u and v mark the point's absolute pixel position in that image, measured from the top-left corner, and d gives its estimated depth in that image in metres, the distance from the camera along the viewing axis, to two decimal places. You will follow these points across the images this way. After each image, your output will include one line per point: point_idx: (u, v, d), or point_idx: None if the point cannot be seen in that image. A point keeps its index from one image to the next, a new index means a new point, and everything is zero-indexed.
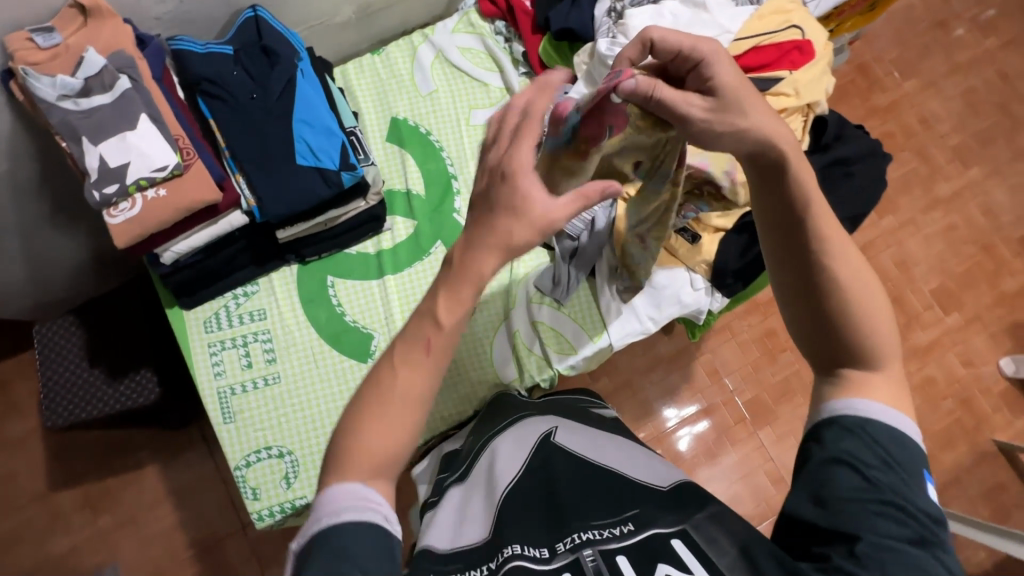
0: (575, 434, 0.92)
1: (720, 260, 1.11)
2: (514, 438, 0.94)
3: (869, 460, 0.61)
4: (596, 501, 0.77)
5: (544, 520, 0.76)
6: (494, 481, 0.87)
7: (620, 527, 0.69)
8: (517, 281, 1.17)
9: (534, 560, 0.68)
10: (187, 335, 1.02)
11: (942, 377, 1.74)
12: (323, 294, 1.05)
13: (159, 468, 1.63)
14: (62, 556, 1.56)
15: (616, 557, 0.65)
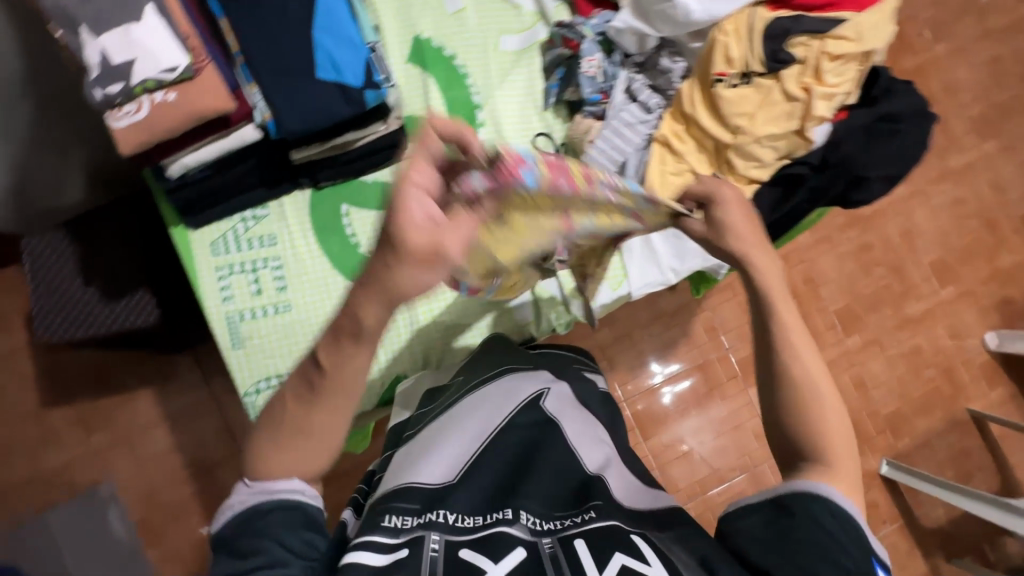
0: (561, 404, 0.90)
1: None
2: (503, 391, 0.90)
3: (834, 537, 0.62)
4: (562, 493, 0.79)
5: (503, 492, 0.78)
6: (470, 433, 0.85)
7: (582, 515, 0.73)
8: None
9: (491, 527, 0.71)
10: (193, 255, 0.97)
11: (928, 347, 1.80)
12: (337, 223, 1.01)
13: (154, 391, 1.62)
14: (56, 471, 1.56)
15: (573, 541, 0.68)
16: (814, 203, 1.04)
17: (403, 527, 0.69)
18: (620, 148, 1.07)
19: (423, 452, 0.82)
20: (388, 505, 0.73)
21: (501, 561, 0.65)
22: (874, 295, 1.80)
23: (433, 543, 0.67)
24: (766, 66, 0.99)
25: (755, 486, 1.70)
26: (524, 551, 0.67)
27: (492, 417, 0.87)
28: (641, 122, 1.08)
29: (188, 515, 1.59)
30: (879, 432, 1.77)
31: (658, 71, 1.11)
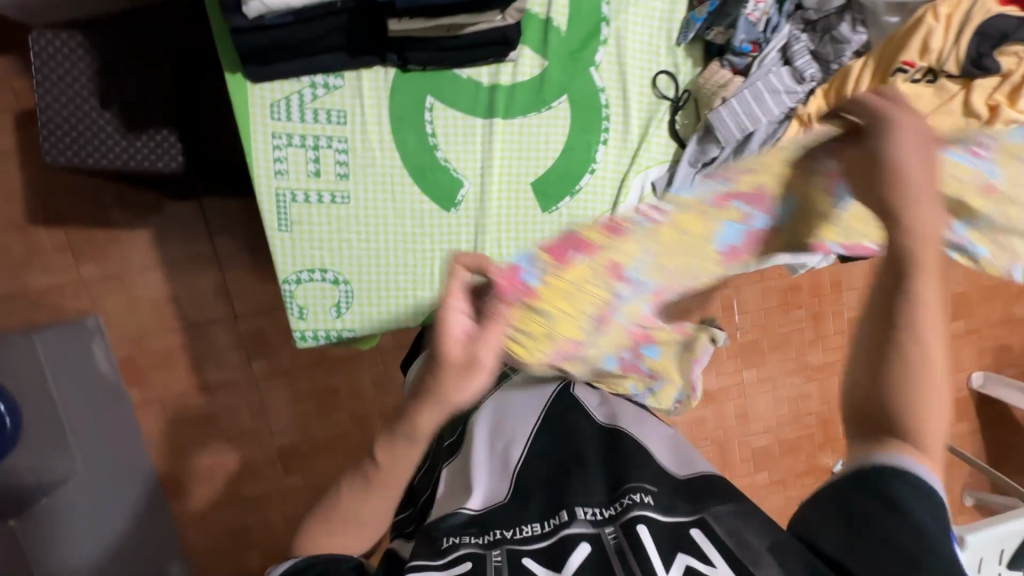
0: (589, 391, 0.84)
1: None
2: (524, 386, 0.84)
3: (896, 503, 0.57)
4: (594, 469, 0.71)
5: (553, 482, 0.70)
6: (508, 436, 0.77)
7: (636, 495, 0.65)
8: (637, 169, 1.03)
9: (550, 533, 0.63)
10: (249, 113, 0.88)
11: None
12: (417, 117, 0.94)
13: (154, 234, 1.51)
14: (40, 292, 1.49)
15: (637, 526, 0.61)
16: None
17: (461, 542, 0.63)
18: (753, 116, 1.00)
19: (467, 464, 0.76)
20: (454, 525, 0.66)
21: (567, 566, 0.59)
22: None
23: (497, 556, 0.61)
24: (961, 69, 0.95)
25: (720, 457, 1.79)
26: (588, 546, 0.61)
27: (528, 418, 0.78)
28: (787, 93, 1.02)
29: (174, 365, 1.57)
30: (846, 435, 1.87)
31: (832, 38, 1.02)
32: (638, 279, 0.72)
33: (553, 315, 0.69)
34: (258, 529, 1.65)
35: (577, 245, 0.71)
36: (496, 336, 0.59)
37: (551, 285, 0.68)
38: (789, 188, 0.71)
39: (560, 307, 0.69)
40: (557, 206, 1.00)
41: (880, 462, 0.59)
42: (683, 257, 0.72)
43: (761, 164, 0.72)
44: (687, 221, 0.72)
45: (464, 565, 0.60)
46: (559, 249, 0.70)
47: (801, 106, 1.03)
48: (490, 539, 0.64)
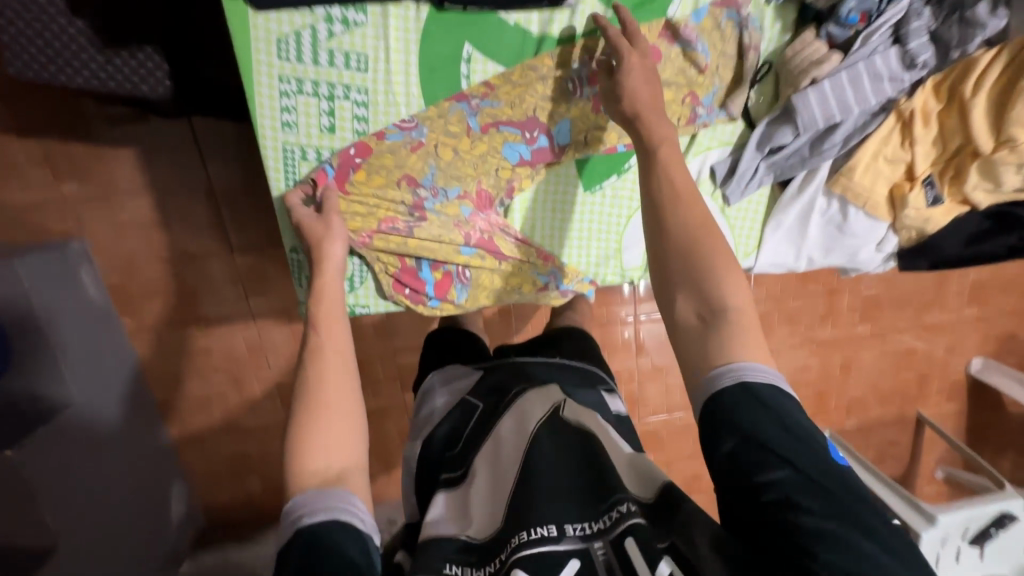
0: (584, 412, 0.79)
1: (942, 237, 1.01)
2: (513, 423, 0.77)
3: (770, 432, 0.60)
4: (576, 483, 0.69)
5: (526, 500, 0.68)
6: (500, 465, 0.73)
7: (613, 511, 0.65)
8: (695, 151, 1.02)
9: (541, 542, 0.63)
10: (252, 53, 0.76)
11: (922, 353, 1.86)
12: (450, 68, 0.82)
13: (140, 155, 1.38)
14: (18, 209, 1.37)
15: (624, 541, 0.62)
16: (1011, 253, 1.02)
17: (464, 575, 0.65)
18: (845, 106, 0.90)
19: (465, 499, 0.72)
20: (445, 547, 0.67)
21: None
22: (908, 292, 1.78)
23: None
24: None
25: None
26: (577, 562, 0.62)
27: (517, 443, 0.75)
28: (891, 79, 0.90)
29: (168, 296, 1.50)
30: (837, 408, 1.90)
31: (962, 20, 0.86)
32: (432, 184, 0.88)
33: (381, 198, 0.86)
34: (257, 457, 1.69)
35: (356, 157, 0.83)
36: (329, 204, 0.80)
37: (373, 178, 0.85)
38: (564, 101, 0.87)
39: (381, 206, 0.86)
40: (601, 184, 0.96)
41: (724, 387, 0.63)
42: (473, 165, 0.89)
43: (500, 78, 0.83)
44: (467, 137, 0.87)
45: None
46: (344, 165, 0.83)
47: (907, 98, 0.94)
48: (493, 567, 0.65)
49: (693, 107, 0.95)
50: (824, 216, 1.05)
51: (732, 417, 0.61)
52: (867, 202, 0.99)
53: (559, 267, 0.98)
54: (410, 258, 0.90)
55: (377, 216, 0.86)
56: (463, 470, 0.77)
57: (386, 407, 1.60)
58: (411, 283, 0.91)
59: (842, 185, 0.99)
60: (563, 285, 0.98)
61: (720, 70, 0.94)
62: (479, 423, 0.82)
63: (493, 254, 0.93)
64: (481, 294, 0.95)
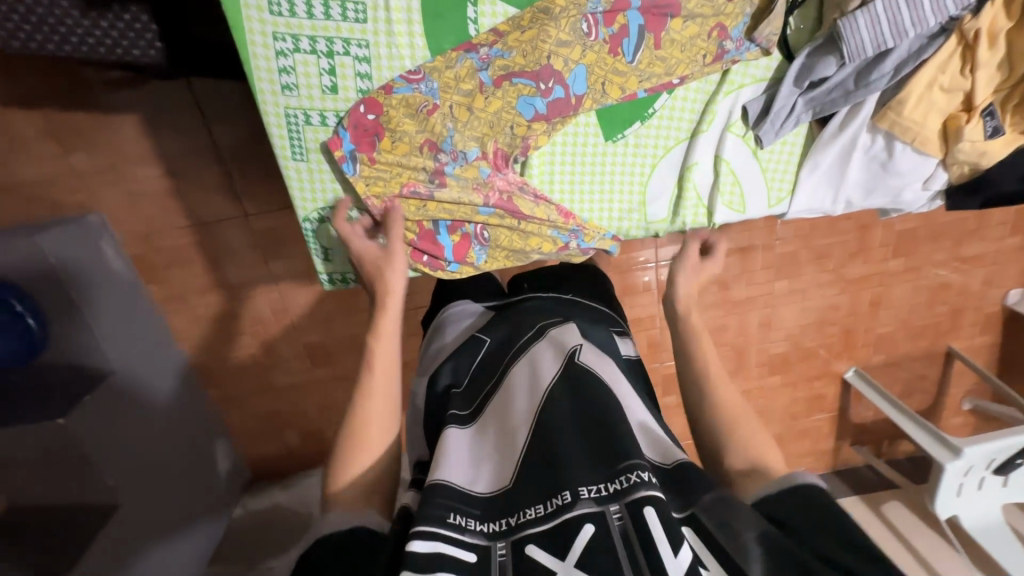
0: (602, 360, 0.69)
1: (996, 171, 0.93)
2: (526, 371, 0.69)
3: (825, 512, 0.59)
4: (591, 441, 0.59)
5: (545, 459, 0.58)
6: (513, 416, 0.64)
7: (633, 473, 0.54)
8: (728, 88, 0.88)
9: (553, 513, 0.53)
10: (240, 9, 0.63)
11: (957, 286, 1.80)
12: (458, 13, 0.69)
13: (144, 121, 1.34)
14: (33, 184, 1.36)
15: (646, 508, 0.51)
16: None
17: (468, 527, 0.55)
18: (899, 31, 0.79)
19: (477, 447, 0.64)
20: (443, 497, 0.56)
21: (571, 554, 0.50)
22: (946, 225, 1.70)
23: (501, 549, 0.53)
24: None
25: (736, 360, 1.82)
26: (591, 528, 0.51)
27: (532, 391, 0.65)
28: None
29: (190, 263, 1.51)
30: (865, 345, 1.87)
31: None
32: (455, 148, 0.76)
33: (401, 158, 0.75)
34: (292, 413, 1.76)
35: (370, 117, 0.72)
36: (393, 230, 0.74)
37: (390, 142, 0.73)
38: (578, 45, 0.75)
39: (398, 172, 0.75)
40: (624, 132, 0.85)
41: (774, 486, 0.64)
42: (489, 124, 0.76)
43: (509, 25, 0.71)
44: (479, 94, 0.74)
45: (467, 555, 0.53)
46: (362, 129, 0.72)
47: (972, 17, 0.81)
48: (500, 527, 0.55)
49: (720, 42, 0.82)
50: (870, 150, 0.93)
51: (782, 504, 0.62)
52: (916, 137, 0.88)
53: (581, 224, 0.89)
54: (430, 223, 0.80)
55: (398, 180, 0.76)
56: (472, 410, 0.70)
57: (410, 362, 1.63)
58: (430, 248, 0.81)
59: (889, 120, 0.88)
60: (585, 242, 0.89)
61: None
62: (483, 364, 0.75)
63: (516, 218, 0.82)
64: (504, 257, 0.85)
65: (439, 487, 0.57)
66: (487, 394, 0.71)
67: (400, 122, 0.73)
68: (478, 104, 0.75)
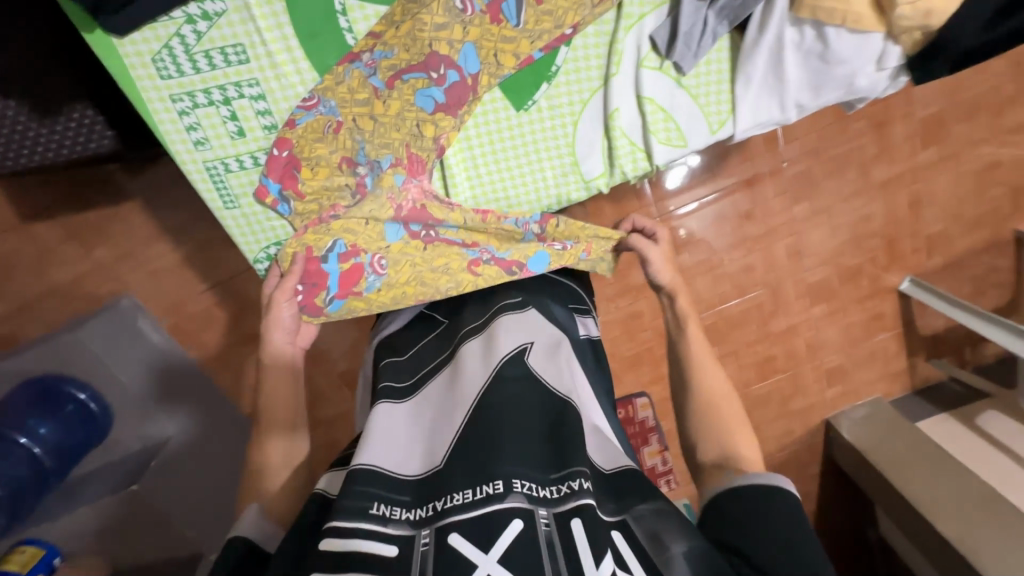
0: (556, 351, 0.67)
1: (948, 32, 0.66)
2: (477, 350, 0.66)
3: (765, 515, 0.59)
4: (534, 434, 0.56)
5: (478, 446, 0.54)
6: (453, 400, 0.61)
7: (567, 483, 0.52)
8: (627, 22, 0.73)
9: (484, 502, 0.49)
10: (133, 80, 0.64)
11: (1008, 162, 1.61)
12: (331, 24, 0.65)
13: (147, 203, 1.45)
14: (67, 285, 1.48)
15: (571, 520, 0.49)
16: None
17: (392, 517, 0.51)
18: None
19: (416, 423, 0.63)
20: (370, 485, 0.53)
21: (494, 547, 0.46)
22: (974, 98, 1.52)
23: (423, 536, 0.49)
24: None
25: (773, 298, 1.70)
26: (518, 525, 0.48)
27: (477, 376, 0.62)
28: None
29: (216, 323, 1.59)
30: (915, 251, 1.69)
31: None
32: (369, 158, 0.72)
33: (326, 183, 0.72)
34: None
35: (285, 155, 0.71)
36: (284, 286, 0.72)
37: (309, 172, 0.71)
38: (457, 25, 0.66)
39: (328, 197, 0.73)
40: (533, 98, 0.76)
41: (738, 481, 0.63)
42: (396, 127, 0.72)
43: (384, 24, 0.65)
44: (377, 101, 0.70)
45: (388, 549, 0.48)
46: (282, 169, 0.71)
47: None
48: (425, 512, 0.51)
49: None
50: (800, 46, 0.73)
51: (731, 497, 0.62)
52: (846, 17, 0.68)
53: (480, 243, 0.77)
54: (320, 250, 0.74)
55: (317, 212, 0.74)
56: (408, 386, 0.68)
57: None
58: (305, 275, 0.74)
59: (809, 8, 0.68)
60: (499, 253, 0.77)
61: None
62: (435, 340, 0.74)
63: (427, 242, 0.75)
64: (406, 281, 0.75)
65: (355, 471, 0.54)
66: (427, 372, 0.70)
67: (312, 158, 0.71)
68: (371, 117, 0.70)
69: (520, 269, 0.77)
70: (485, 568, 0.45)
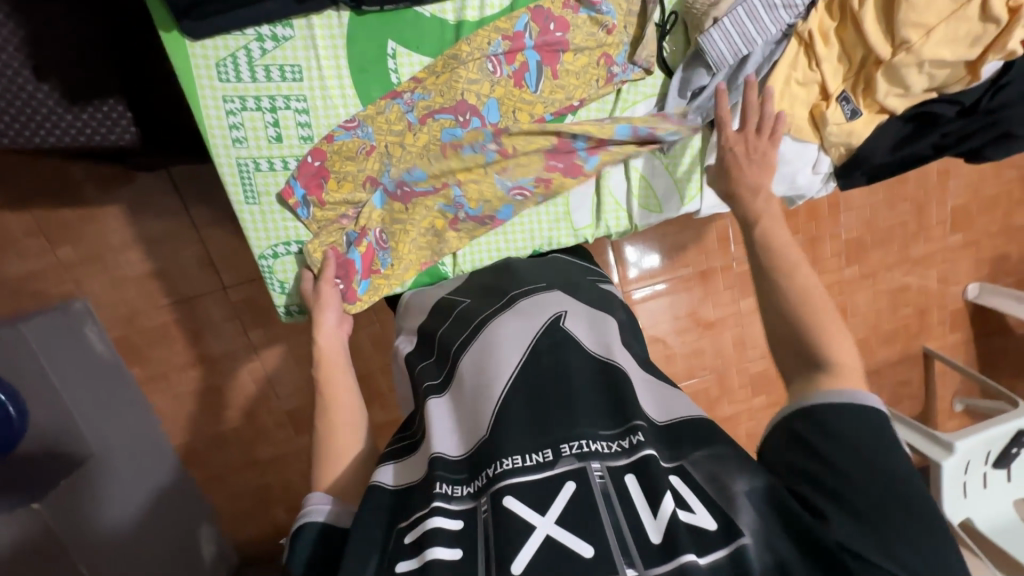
0: (590, 321, 0.72)
1: (866, 147, 0.86)
2: (517, 321, 0.71)
3: (854, 441, 0.58)
4: (588, 395, 0.62)
5: (540, 413, 0.61)
6: (487, 372, 0.66)
7: (621, 442, 0.58)
8: (622, 106, 0.89)
9: (539, 467, 0.56)
10: (193, 79, 0.72)
11: (916, 287, 1.86)
12: (381, 66, 0.77)
13: (126, 210, 1.43)
14: (19, 280, 1.41)
15: (624, 478, 0.56)
16: (937, 152, 0.86)
17: (454, 495, 0.58)
18: (748, 37, 0.81)
19: (460, 400, 0.67)
20: (437, 469, 0.60)
21: (551, 511, 0.53)
22: (889, 230, 1.79)
23: (483, 507, 0.56)
24: None
25: (719, 385, 1.82)
26: (573, 487, 0.54)
27: (513, 353, 0.67)
28: (785, 7, 0.81)
29: (171, 341, 1.53)
30: None
31: None
32: (393, 179, 0.81)
33: (350, 193, 0.81)
34: (279, 489, 1.69)
35: (316, 164, 0.79)
36: (327, 270, 0.79)
37: (340, 177, 0.80)
38: (486, 82, 0.80)
39: (345, 207, 0.82)
40: None
41: (834, 403, 0.61)
42: (420, 157, 0.81)
43: (426, 72, 0.78)
44: (409, 133, 0.80)
45: (453, 524, 0.56)
46: (310, 175, 0.79)
47: (802, 20, 0.83)
48: (479, 485, 0.58)
49: (607, 68, 0.85)
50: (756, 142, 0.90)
51: (824, 422, 0.60)
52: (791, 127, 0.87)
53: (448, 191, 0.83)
54: (341, 241, 0.82)
55: (329, 220, 0.82)
56: (445, 376, 0.72)
57: (393, 421, 1.58)
58: (339, 267, 0.82)
59: None
60: (473, 210, 0.85)
61: (627, 26, 0.85)
62: (451, 328, 0.77)
63: (406, 203, 0.83)
64: (408, 252, 0.86)
65: (437, 459, 0.61)
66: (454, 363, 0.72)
67: (344, 169, 0.79)
68: (407, 143, 0.80)
69: (490, 222, 0.87)
70: (543, 528, 0.52)
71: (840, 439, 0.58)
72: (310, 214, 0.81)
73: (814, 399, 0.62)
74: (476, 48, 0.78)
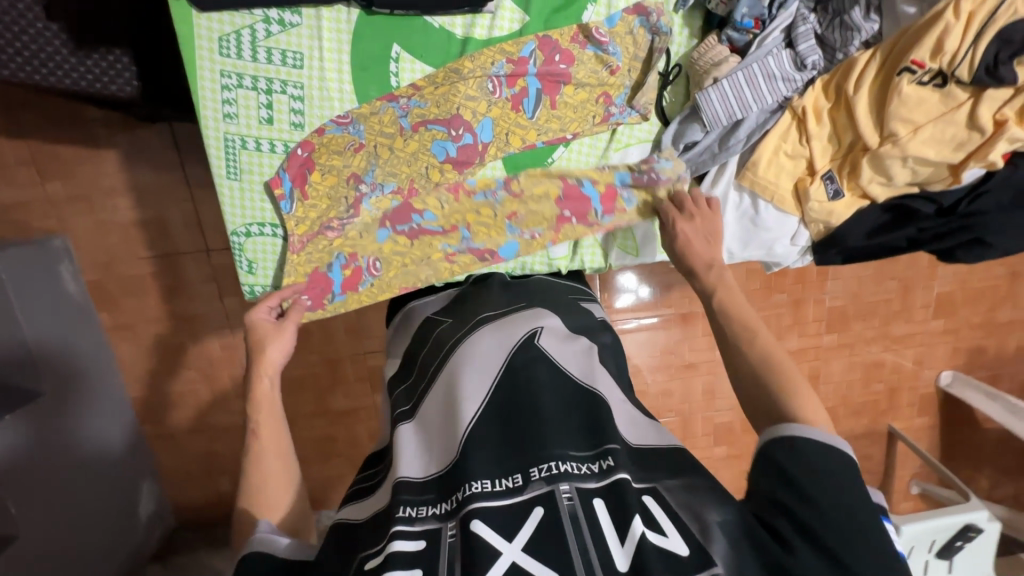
0: (563, 343, 0.71)
1: (844, 228, 0.87)
2: (493, 338, 0.71)
3: (831, 476, 0.56)
4: (575, 413, 0.63)
5: (512, 435, 0.60)
6: (456, 392, 0.65)
7: (597, 464, 0.58)
8: (616, 146, 0.91)
9: (507, 493, 0.56)
10: (193, 48, 0.73)
11: (890, 364, 1.87)
12: (382, 67, 0.78)
13: (123, 156, 1.42)
14: (6, 207, 1.41)
15: (593, 500, 0.55)
16: (911, 246, 0.87)
17: (419, 516, 0.57)
18: (744, 102, 0.83)
19: (428, 426, 0.67)
20: (400, 492, 0.60)
21: (518, 537, 0.52)
22: (873, 304, 1.80)
23: (451, 531, 0.55)
24: (973, 75, 0.70)
25: (681, 427, 1.82)
26: (542, 510, 0.54)
27: (486, 372, 0.67)
28: (785, 79, 0.83)
29: (146, 293, 1.53)
30: None
31: (842, 23, 0.80)
32: (375, 181, 0.84)
33: (332, 189, 0.84)
34: (227, 457, 1.68)
35: (304, 156, 0.80)
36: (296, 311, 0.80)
37: (335, 172, 0.82)
38: (484, 101, 0.82)
39: (327, 205, 0.84)
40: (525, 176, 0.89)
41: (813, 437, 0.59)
42: (407, 163, 0.84)
43: (426, 81, 0.79)
44: (399, 138, 0.82)
45: (416, 544, 0.55)
46: (297, 167, 0.81)
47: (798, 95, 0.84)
48: (449, 507, 0.57)
49: (605, 107, 0.87)
50: (739, 202, 0.91)
51: (805, 453, 0.57)
52: (774, 195, 0.88)
53: (456, 231, 0.87)
54: (324, 265, 0.86)
55: (313, 228, 0.85)
56: (413, 404, 0.72)
57: (351, 411, 1.57)
58: (313, 284, 0.86)
59: (749, 180, 0.88)
60: (473, 243, 0.88)
61: (631, 70, 0.86)
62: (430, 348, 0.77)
63: (411, 238, 0.87)
64: (396, 278, 0.88)
65: (401, 481, 0.61)
66: (426, 384, 0.73)
67: (332, 160, 0.82)
68: (397, 147, 0.83)
69: (491, 257, 0.89)
70: (509, 555, 0.51)
71: (819, 476, 0.56)
72: (294, 206, 0.83)
73: (799, 432, 0.59)
74: (481, 64, 0.79)
